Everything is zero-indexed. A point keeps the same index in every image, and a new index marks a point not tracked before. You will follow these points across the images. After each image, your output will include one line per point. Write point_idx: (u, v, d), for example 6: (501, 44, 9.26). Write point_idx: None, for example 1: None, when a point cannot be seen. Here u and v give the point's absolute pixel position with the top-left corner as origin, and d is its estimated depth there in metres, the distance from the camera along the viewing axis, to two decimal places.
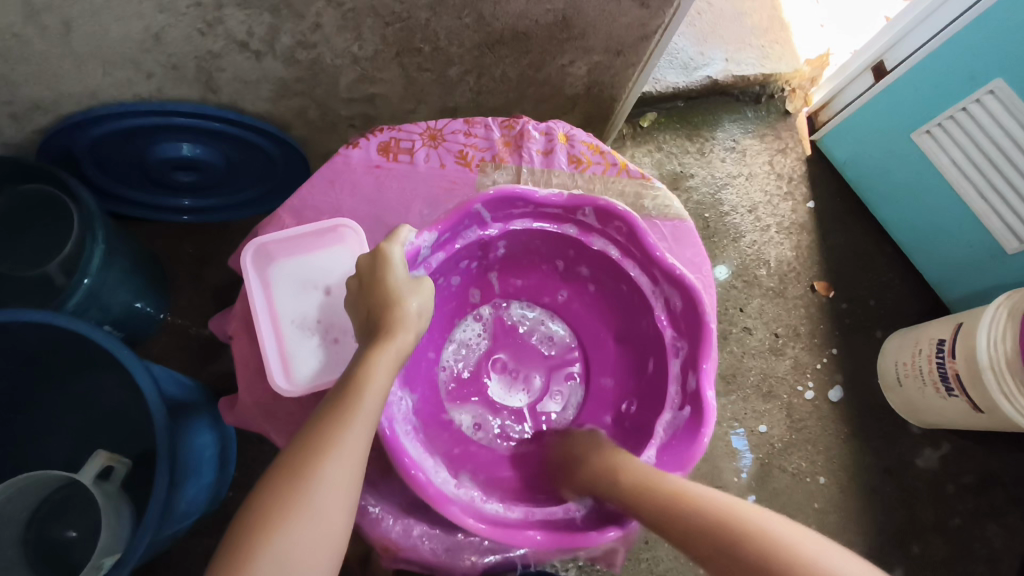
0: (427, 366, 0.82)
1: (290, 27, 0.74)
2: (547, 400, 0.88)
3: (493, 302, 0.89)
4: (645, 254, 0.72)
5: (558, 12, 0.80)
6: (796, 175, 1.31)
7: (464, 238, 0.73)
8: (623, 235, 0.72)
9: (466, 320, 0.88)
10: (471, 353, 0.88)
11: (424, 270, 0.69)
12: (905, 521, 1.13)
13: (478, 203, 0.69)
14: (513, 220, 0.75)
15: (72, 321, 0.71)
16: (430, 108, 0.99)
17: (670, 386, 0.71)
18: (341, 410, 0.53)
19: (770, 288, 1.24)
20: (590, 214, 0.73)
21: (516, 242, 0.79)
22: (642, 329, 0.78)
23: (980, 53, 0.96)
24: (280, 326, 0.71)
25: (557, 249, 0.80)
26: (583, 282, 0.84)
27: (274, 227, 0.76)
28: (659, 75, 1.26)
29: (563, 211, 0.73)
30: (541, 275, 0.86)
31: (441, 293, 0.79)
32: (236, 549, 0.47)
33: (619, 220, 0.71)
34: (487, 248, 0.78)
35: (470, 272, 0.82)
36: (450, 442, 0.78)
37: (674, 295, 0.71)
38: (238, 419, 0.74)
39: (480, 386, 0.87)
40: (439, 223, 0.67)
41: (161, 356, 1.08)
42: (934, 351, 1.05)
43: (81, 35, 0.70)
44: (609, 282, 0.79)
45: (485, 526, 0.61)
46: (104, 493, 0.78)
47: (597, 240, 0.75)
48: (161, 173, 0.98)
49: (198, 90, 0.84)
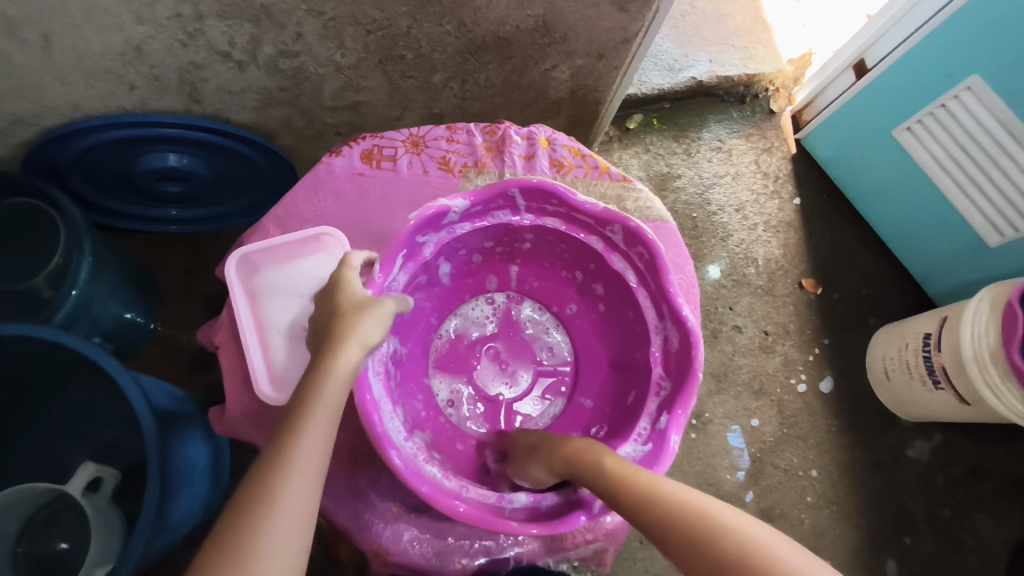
0: (425, 324, 0.85)
1: (272, 36, 0.75)
2: (525, 400, 0.88)
3: (510, 292, 0.90)
4: (659, 286, 0.71)
5: (538, 17, 0.81)
6: (781, 174, 1.32)
7: (493, 219, 0.74)
8: (643, 261, 0.72)
9: (478, 299, 0.90)
10: (472, 331, 0.89)
11: (446, 234, 0.73)
12: (897, 514, 1.14)
13: (515, 187, 0.70)
14: (547, 217, 0.75)
15: (60, 333, 0.71)
16: (416, 115, 0.99)
17: (641, 422, 0.69)
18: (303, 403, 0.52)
19: (759, 286, 1.25)
20: (618, 233, 0.72)
21: (543, 239, 0.79)
22: (636, 357, 0.77)
23: (955, 50, 0.97)
24: (266, 334, 0.72)
25: (579, 260, 0.80)
26: (595, 300, 0.84)
27: (259, 236, 0.77)
28: (644, 77, 1.27)
29: (592, 223, 0.73)
30: (558, 283, 0.87)
31: (457, 263, 0.82)
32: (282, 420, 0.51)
33: (643, 247, 0.70)
34: (514, 237, 0.79)
35: (492, 254, 0.83)
36: (420, 404, 0.81)
37: (674, 335, 0.71)
38: (228, 429, 0.74)
39: (470, 367, 0.88)
40: (474, 194, 0.70)
41: (152, 367, 1.08)
42: (920, 345, 1.06)
43: (62, 48, 0.70)
44: (619, 305, 0.80)
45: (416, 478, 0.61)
46: (93, 505, 0.79)
47: (616, 261, 0.75)
48: (148, 185, 0.99)
49: (182, 101, 0.85)
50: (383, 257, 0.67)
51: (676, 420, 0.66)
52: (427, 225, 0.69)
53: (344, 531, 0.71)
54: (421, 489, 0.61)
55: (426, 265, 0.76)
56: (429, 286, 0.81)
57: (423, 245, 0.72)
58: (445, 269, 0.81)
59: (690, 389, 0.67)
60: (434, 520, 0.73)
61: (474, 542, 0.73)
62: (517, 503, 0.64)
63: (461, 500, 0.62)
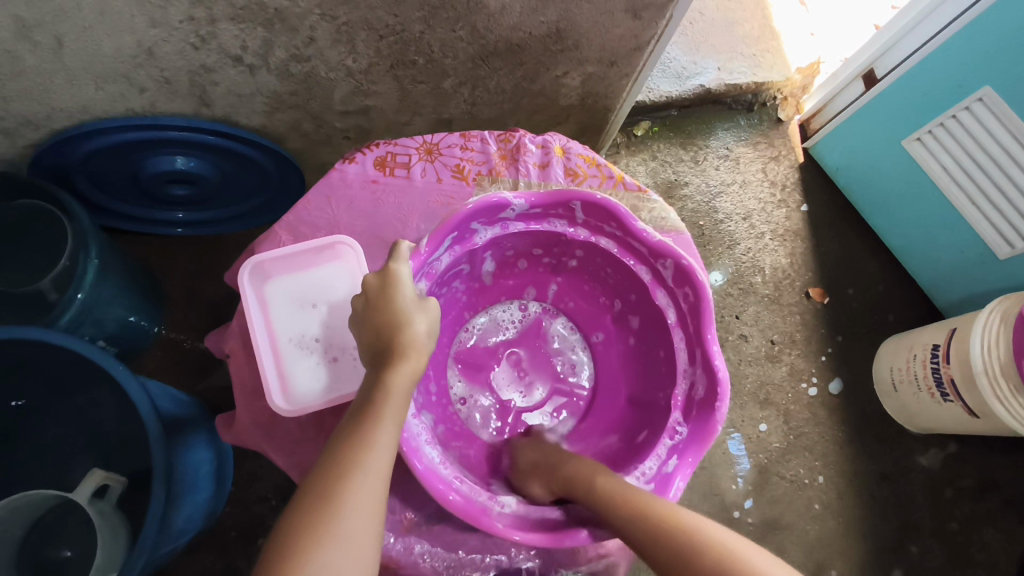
0: (456, 314, 0.85)
1: (284, 40, 0.74)
2: (535, 413, 0.87)
3: (546, 305, 0.90)
4: (698, 331, 0.70)
5: (551, 24, 0.80)
6: (789, 182, 1.32)
7: (550, 226, 0.74)
8: (688, 303, 0.71)
9: (512, 303, 0.89)
10: (496, 332, 0.89)
11: (497, 230, 0.73)
12: (903, 525, 1.13)
13: (578, 200, 0.71)
14: (602, 237, 0.75)
15: (66, 337, 0.70)
16: (425, 120, 0.99)
17: (647, 461, 0.69)
18: (343, 463, 0.51)
19: (766, 295, 1.24)
20: (669, 268, 0.72)
21: (591, 258, 0.79)
22: (658, 396, 0.76)
23: (967, 62, 0.97)
24: (278, 345, 0.71)
25: (621, 288, 0.79)
26: (627, 332, 0.83)
27: (271, 243, 0.76)
28: (652, 84, 1.27)
29: (646, 253, 0.73)
30: (595, 308, 0.86)
31: (501, 261, 0.82)
32: (352, 423, 0.54)
33: (691, 288, 0.70)
34: (565, 250, 0.79)
35: (538, 261, 0.83)
36: (437, 396, 0.80)
37: (701, 382, 0.70)
38: (235, 437, 0.73)
39: (487, 369, 0.88)
40: (537, 196, 0.71)
41: (155, 371, 1.07)
42: (929, 356, 1.06)
43: (74, 50, 0.70)
44: (652, 342, 0.78)
45: (417, 463, 0.61)
46: (99, 512, 0.77)
47: (659, 296, 0.74)
48: (154, 188, 0.98)
49: (192, 104, 0.84)
50: (434, 233, 0.66)
51: (687, 462, 0.67)
52: (485, 212, 0.70)
53: None
54: (416, 465, 0.61)
55: (471, 255, 0.75)
56: (469, 279, 0.82)
57: (475, 232, 0.72)
58: (489, 266, 0.82)
59: (708, 439, 0.67)
60: (447, 533, 0.72)
61: (486, 556, 0.72)
62: (506, 510, 0.64)
63: (455, 493, 0.62)
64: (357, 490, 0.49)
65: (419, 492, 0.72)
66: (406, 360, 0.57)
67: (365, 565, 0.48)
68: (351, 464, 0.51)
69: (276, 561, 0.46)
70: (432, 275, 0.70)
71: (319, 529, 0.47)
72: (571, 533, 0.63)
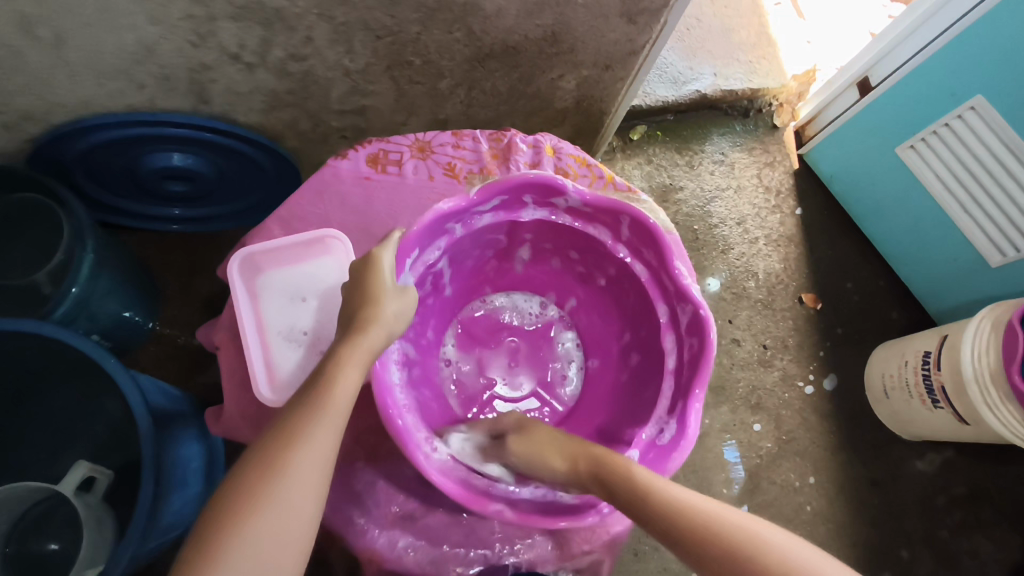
0: (477, 284, 0.87)
1: (282, 39, 0.75)
2: (510, 402, 0.88)
3: (563, 313, 0.90)
4: (688, 383, 0.67)
5: (546, 27, 0.81)
6: (783, 189, 1.33)
7: (594, 231, 0.74)
8: (690, 355, 0.69)
9: (536, 297, 0.91)
10: (513, 317, 0.90)
11: (542, 214, 0.74)
12: (893, 530, 1.14)
13: (628, 217, 0.70)
14: (636, 262, 0.74)
15: (58, 330, 0.71)
16: (421, 121, 1.00)
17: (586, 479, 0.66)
18: (289, 432, 0.52)
19: (759, 300, 1.25)
20: (686, 315, 0.69)
21: (619, 279, 0.77)
22: (626, 434, 0.73)
23: (960, 71, 0.97)
24: (266, 336, 0.72)
25: (637, 320, 0.78)
26: (624, 367, 0.81)
27: (263, 238, 0.77)
28: (648, 89, 1.28)
29: (671, 291, 0.71)
30: (604, 334, 0.85)
31: (537, 255, 0.83)
32: (306, 396, 0.55)
33: (699, 339, 0.67)
34: (598, 261, 0.78)
35: (571, 267, 0.83)
36: (426, 343, 0.83)
37: (671, 431, 0.67)
38: (224, 429, 0.74)
39: (484, 347, 0.90)
40: (594, 199, 0.70)
41: (149, 366, 1.08)
42: (920, 363, 1.06)
43: (74, 46, 0.71)
44: (643, 382, 0.76)
45: (377, 368, 0.63)
46: (86, 504, 0.78)
47: (666, 340, 0.71)
48: (152, 183, 0.99)
49: (190, 101, 0.85)
50: (489, 186, 0.69)
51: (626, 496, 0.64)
52: (538, 190, 0.70)
53: (340, 536, 0.72)
54: (376, 369, 0.63)
55: (511, 229, 0.77)
56: (502, 254, 0.83)
57: (526, 206, 0.73)
58: (524, 253, 0.83)
59: None
60: (432, 528, 0.73)
61: (469, 550, 0.72)
62: (436, 454, 0.64)
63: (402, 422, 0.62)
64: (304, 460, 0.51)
65: (407, 487, 0.73)
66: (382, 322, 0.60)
67: (300, 531, 0.50)
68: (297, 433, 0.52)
69: (220, 514, 0.49)
70: (469, 227, 0.72)
71: (259, 506, 0.49)
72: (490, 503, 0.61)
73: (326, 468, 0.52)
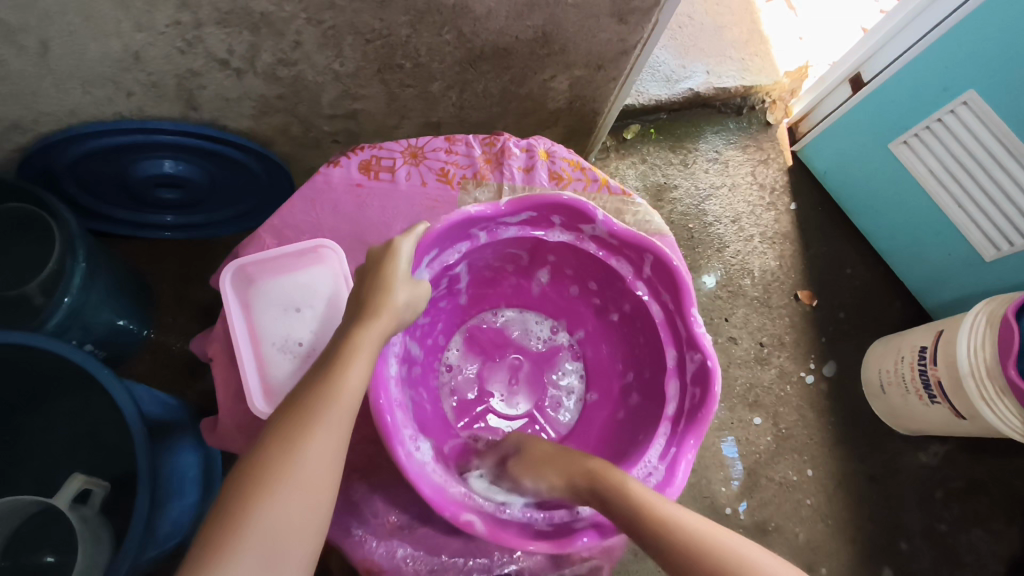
0: (490, 296, 0.87)
1: (270, 44, 0.74)
2: (504, 418, 0.87)
3: (574, 342, 0.89)
4: (685, 433, 0.66)
5: (537, 28, 0.81)
6: (778, 186, 1.33)
7: (618, 264, 0.74)
8: (692, 404, 0.68)
9: (548, 321, 0.90)
10: (521, 333, 0.90)
11: (567, 239, 0.74)
12: (892, 525, 1.14)
13: (655, 255, 0.69)
14: (653, 303, 0.73)
15: (51, 341, 0.70)
16: (414, 123, 0.99)
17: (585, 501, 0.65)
18: (302, 419, 0.52)
19: (755, 298, 1.25)
20: (694, 364, 0.69)
21: (633, 316, 0.77)
22: None
23: (952, 65, 0.97)
24: (260, 347, 0.71)
25: (642, 360, 0.77)
26: (622, 406, 0.80)
27: (255, 247, 0.76)
28: (641, 88, 1.28)
29: (683, 338, 0.70)
30: (608, 368, 0.85)
31: (554, 280, 0.83)
32: (316, 382, 0.55)
33: (703, 391, 0.67)
34: (615, 292, 0.77)
35: (587, 294, 0.82)
36: (428, 350, 0.82)
37: (659, 476, 0.65)
38: (220, 441, 0.73)
39: (489, 358, 0.90)
40: (624, 234, 0.70)
41: (144, 375, 1.07)
42: (916, 358, 1.07)
43: (59, 54, 0.70)
44: (638, 425, 0.75)
45: (377, 372, 0.62)
46: (81, 518, 0.77)
47: (670, 386, 0.70)
48: (143, 191, 0.98)
49: (179, 108, 0.84)
50: (517, 198, 0.69)
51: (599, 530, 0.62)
52: (568, 212, 0.70)
53: (338, 548, 0.72)
54: (377, 367, 0.63)
55: (534, 246, 0.76)
56: (519, 271, 0.83)
57: (552, 227, 0.73)
58: (541, 275, 0.83)
59: None
60: (430, 536, 0.72)
61: (467, 559, 0.72)
62: (419, 455, 0.63)
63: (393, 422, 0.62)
64: (315, 445, 0.51)
65: (404, 494, 0.73)
66: (394, 308, 0.60)
67: (314, 519, 0.49)
68: (310, 420, 0.52)
69: (233, 497, 0.48)
70: (494, 236, 0.72)
71: (269, 490, 0.48)
72: (458, 509, 0.61)
73: (329, 474, 0.51)
